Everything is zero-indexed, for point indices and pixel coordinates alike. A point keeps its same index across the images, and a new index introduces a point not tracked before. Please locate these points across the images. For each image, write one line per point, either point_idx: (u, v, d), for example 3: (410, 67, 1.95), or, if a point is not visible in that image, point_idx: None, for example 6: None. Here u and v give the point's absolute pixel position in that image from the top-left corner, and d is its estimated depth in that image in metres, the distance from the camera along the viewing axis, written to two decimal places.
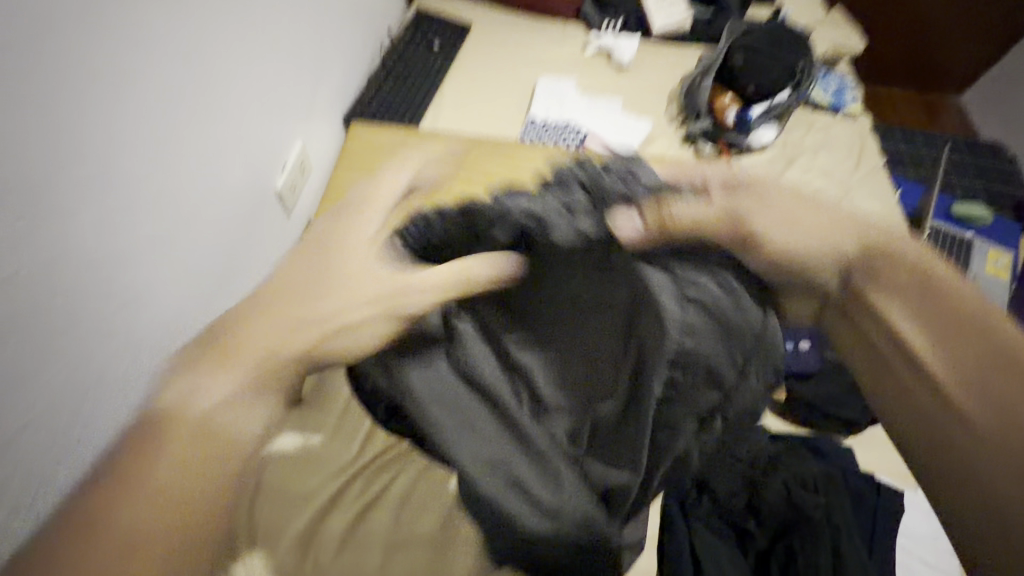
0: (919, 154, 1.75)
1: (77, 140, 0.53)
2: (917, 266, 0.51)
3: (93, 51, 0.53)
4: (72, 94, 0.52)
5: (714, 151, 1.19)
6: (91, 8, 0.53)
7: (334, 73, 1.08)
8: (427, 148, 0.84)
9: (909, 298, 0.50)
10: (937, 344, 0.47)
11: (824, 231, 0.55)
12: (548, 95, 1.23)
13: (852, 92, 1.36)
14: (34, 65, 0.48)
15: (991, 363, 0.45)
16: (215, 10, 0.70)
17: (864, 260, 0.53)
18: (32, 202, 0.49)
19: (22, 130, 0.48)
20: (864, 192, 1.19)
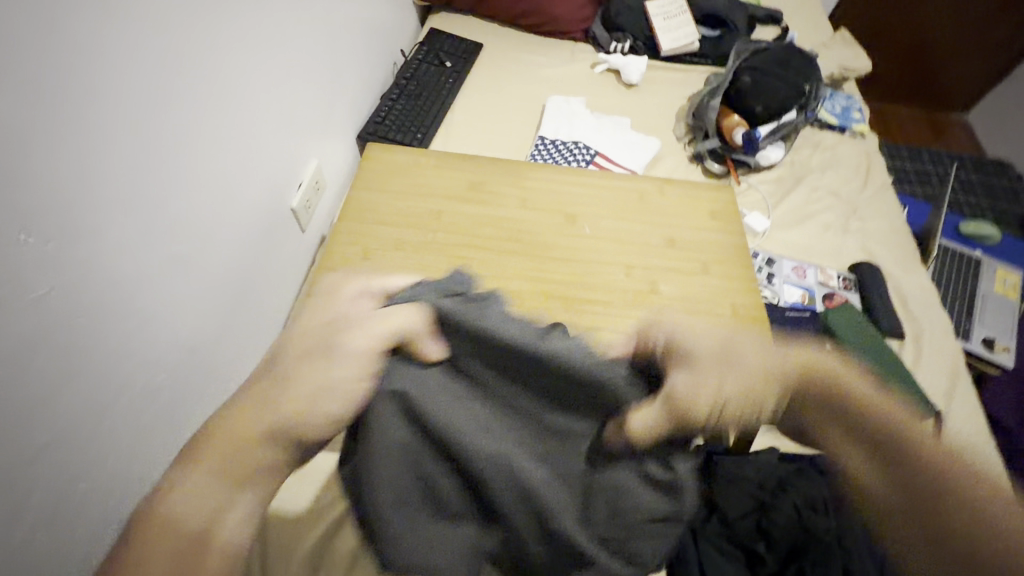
0: (926, 172, 1.76)
1: (101, 161, 0.55)
2: (848, 398, 0.50)
3: (118, 77, 0.55)
4: (98, 117, 0.54)
5: (720, 170, 1.20)
6: (115, 36, 0.54)
7: (349, 92, 1.10)
8: (440, 169, 0.86)
9: (854, 440, 0.48)
10: (870, 462, 0.46)
11: (759, 370, 0.52)
12: (558, 113, 1.24)
13: (858, 112, 1.37)
14: (61, 89, 0.50)
15: (908, 485, 0.43)
16: (233, 35, 0.72)
17: (799, 397, 0.51)
18: (59, 222, 0.50)
19: (50, 152, 0.49)
20: (871, 211, 1.20)
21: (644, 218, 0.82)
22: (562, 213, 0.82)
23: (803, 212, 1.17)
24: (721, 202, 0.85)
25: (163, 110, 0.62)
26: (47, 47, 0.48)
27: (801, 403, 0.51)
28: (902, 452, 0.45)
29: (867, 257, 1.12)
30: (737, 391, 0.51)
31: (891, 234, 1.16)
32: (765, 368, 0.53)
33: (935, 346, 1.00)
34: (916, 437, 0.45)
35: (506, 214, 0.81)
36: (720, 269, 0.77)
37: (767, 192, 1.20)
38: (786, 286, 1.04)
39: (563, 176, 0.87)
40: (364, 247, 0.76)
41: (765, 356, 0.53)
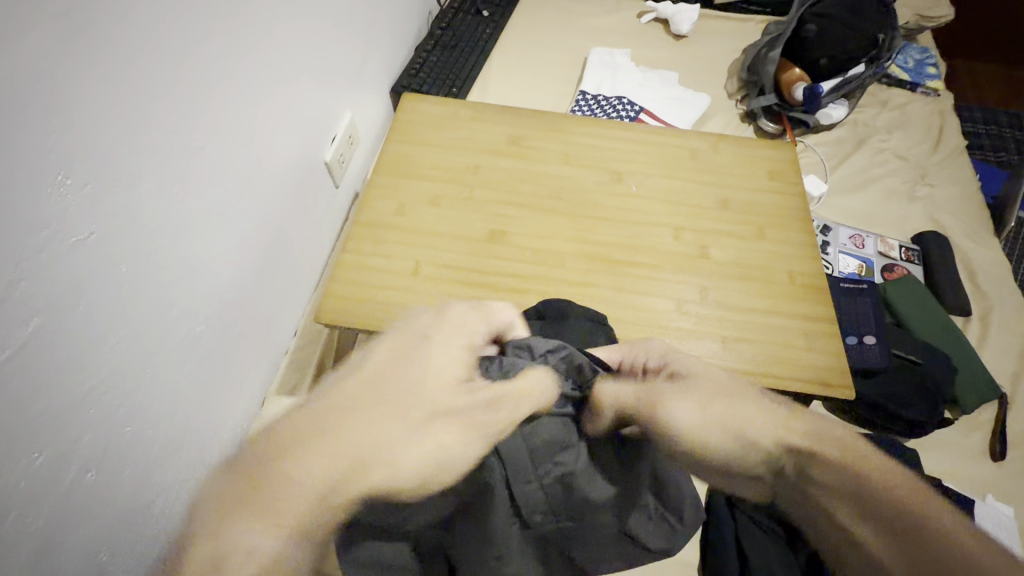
0: (1002, 137, 1.60)
1: (139, 105, 0.53)
2: (837, 443, 0.40)
3: (153, 15, 0.52)
4: (136, 58, 0.51)
5: (775, 130, 1.12)
6: None
7: (383, 43, 1.06)
8: (480, 122, 0.81)
9: (829, 478, 0.37)
10: (862, 517, 0.35)
11: (773, 425, 0.42)
12: (601, 66, 1.17)
13: (934, 66, 1.24)
14: (98, 25, 0.47)
15: (897, 537, 0.33)
16: None
17: (797, 445, 0.40)
18: (99, 169, 0.49)
19: (90, 93, 0.47)
20: (942, 177, 1.10)
21: (696, 177, 0.76)
22: (607, 170, 0.77)
23: (864, 176, 1.08)
24: (780, 162, 0.79)
25: (198, 52, 0.59)
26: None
27: (798, 478, 0.39)
28: (882, 497, 0.35)
29: (934, 226, 1.03)
30: (717, 418, 0.43)
31: (964, 203, 1.07)
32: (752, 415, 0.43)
33: (1005, 325, 0.93)
34: (910, 496, 0.35)
35: (548, 171, 0.77)
36: (776, 234, 0.72)
37: (826, 154, 1.11)
38: (842, 255, 0.97)
39: (609, 131, 0.81)
40: (400, 203, 0.73)
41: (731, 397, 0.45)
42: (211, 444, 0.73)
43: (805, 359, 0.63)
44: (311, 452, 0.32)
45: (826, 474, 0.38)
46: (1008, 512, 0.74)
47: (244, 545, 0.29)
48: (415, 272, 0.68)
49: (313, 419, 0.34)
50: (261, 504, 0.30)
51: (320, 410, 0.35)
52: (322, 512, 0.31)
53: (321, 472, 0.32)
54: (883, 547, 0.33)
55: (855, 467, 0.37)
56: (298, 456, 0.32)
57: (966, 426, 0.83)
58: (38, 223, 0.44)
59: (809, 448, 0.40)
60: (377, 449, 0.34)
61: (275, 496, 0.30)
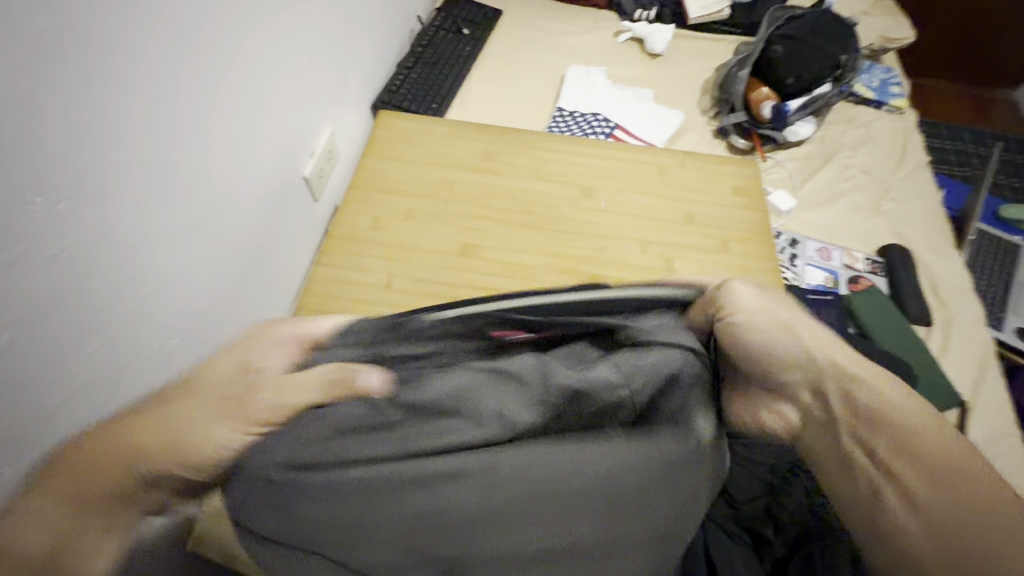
0: (966, 152, 1.67)
1: (116, 122, 0.54)
2: (899, 409, 0.41)
3: (129, 35, 0.54)
4: (113, 76, 0.53)
5: (746, 146, 1.16)
6: None
7: (364, 60, 1.08)
8: (455, 138, 0.84)
9: (882, 428, 0.40)
10: (913, 488, 0.38)
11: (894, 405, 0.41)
12: (578, 83, 1.20)
13: (897, 86, 1.29)
14: (74, 45, 0.48)
15: (946, 489, 0.37)
16: None
17: (861, 401, 0.41)
18: (74, 186, 0.50)
19: (66, 111, 0.49)
20: (905, 191, 1.14)
21: (664, 192, 0.79)
22: (578, 185, 0.79)
23: (830, 191, 1.12)
24: (745, 177, 0.82)
25: (176, 71, 0.60)
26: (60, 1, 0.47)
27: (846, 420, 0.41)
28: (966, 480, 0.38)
29: (897, 239, 1.07)
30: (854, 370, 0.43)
31: (926, 216, 1.11)
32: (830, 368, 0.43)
33: (965, 334, 0.96)
34: (983, 481, 0.38)
35: (521, 186, 0.79)
36: (740, 247, 0.74)
37: (794, 169, 1.15)
38: (809, 267, 1.00)
39: (581, 148, 0.84)
40: (376, 217, 0.75)
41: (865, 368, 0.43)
42: None
43: None
44: (100, 443, 0.35)
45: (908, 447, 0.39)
46: None
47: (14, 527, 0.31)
48: (389, 285, 0.69)
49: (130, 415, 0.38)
50: (57, 483, 0.34)
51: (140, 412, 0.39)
52: (116, 478, 0.34)
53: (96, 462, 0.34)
54: (909, 513, 0.38)
55: (915, 418, 0.40)
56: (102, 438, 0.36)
57: None
58: (13, 237, 0.45)
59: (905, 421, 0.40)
60: (158, 441, 0.35)
61: (78, 465, 0.34)
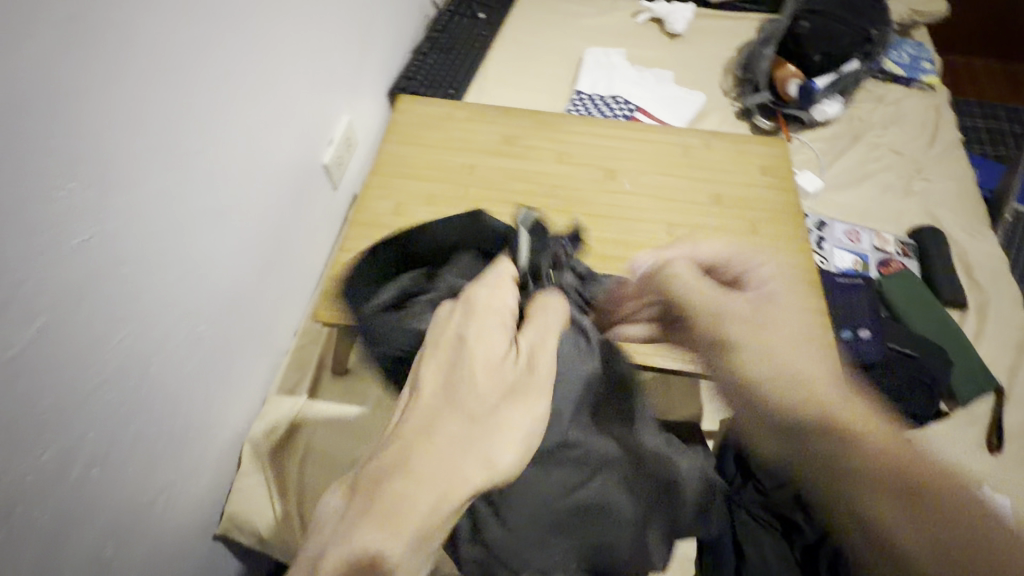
0: (999, 131, 1.61)
1: (140, 109, 0.54)
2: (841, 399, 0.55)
3: (151, 19, 0.53)
4: (136, 62, 0.52)
5: (772, 126, 1.12)
6: None
7: (381, 45, 1.07)
8: (476, 122, 0.83)
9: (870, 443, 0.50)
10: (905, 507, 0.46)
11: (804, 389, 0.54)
12: (596, 65, 1.18)
13: (929, 62, 1.25)
14: (99, 31, 0.48)
15: (935, 528, 0.45)
16: None
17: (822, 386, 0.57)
18: (102, 173, 0.51)
19: (92, 96, 0.49)
20: (937, 171, 1.10)
21: (690, 174, 0.77)
22: (601, 168, 0.78)
23: (859, 172, 1.09)
24: (774, 158, 0.80)
25: (197, 56, 0.60)
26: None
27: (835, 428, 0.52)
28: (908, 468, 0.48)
29: (929, 220, 1.04)
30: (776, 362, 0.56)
31: (960, 196, 1.07)
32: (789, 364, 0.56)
33: (1001, 318, 0.93)
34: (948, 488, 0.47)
35: (543, 169, 0.78)
36: (769, 229, 0.72)
37: (821, 150, 1.11)
38: (837, 250, 0.97)
39: (605, 130, 0.82)
40: (397, 202, 0.74)
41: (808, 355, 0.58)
42: (213, 442, 0.74)
43: None
44: (417, 463, 0.38)
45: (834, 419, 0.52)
46: (1006, 503, 0.74)
47: (370, 545, 0.36)
48: None
49: (384, 459, 0.39)
50: (384, 512, 0.37)
51: (394, 450, 0.40)
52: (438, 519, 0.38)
53: (422, 496, 0.37)
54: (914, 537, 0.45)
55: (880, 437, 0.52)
56: (381, 483, 0.38)
57: (963, 418, 0.83)
58: (43, 223, 0.46)
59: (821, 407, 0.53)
60: (448, 472, 0.38)
61: (393, 503, 0.37)
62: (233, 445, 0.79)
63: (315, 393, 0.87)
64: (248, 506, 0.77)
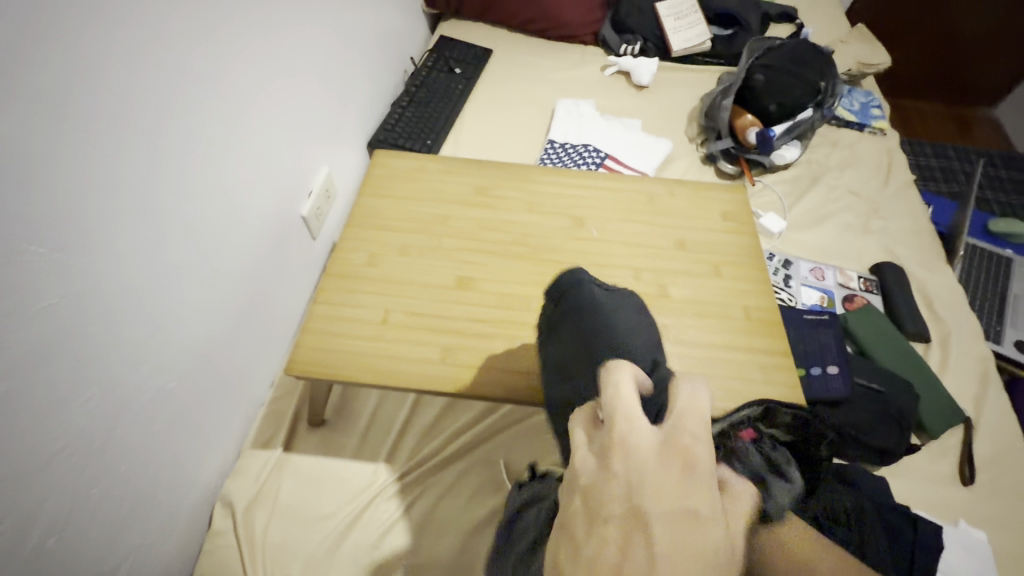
0: (952, 169, 1.70)
1: (116, 172, 0.55)
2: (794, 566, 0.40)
3: (132, 88, 0.56)
4: (113, 126, 0.54)
5: (734, 170, 1.18)
6: (134, 48, 0.56)
7: (359, 100, 1.11)
8: (449, 174, 0.86)
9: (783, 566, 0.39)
10: None
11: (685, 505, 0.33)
12: (567, 116, 1.24)
13: (878, 108, 1.33)
14: (80, 102, 0.51)
15: None
16: (245, 44, 0.73)
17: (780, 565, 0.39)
18: (74, 237, 0.51)
19: (69, 162, 0.50)
20: (893, 210, 1.16)
21: (655, 221, 0.81)
22: (570, 217, 0.81)
23: (819, 212, 1.14)
24: (736, 204, 0.84)
25: (174, 120, 0.62)
26: (67, 63, 0.49)
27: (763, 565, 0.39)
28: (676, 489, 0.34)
29: (888, 257, 1.08)
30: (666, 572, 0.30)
31: (915, 233, 1.12)
32: (726, 550, 0.32)
33: (962, 350, 0.96)
34: None
35: (514, 218, 0.80)
36: (732, 272, 0.75)
37: (783, 193, 1.17)
38: (803, 287, 1.01)
39: (574, 179, 0.86)
40: (372, 254, 0.76)
41: (684, 469, 0.34)
42: (181, 503, 0.72)
43: (762, 392, 0.65)
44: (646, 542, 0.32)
45: (665, 543, 0.31)
46: (981, 537, 0.74)
47: None
48: (386, 321, 0.70)
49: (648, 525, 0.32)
50: None
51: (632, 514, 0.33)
52: None
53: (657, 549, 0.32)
54: None
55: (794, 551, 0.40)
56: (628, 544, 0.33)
57: (934, 451, 0.84)
58: (10, 288, 0.46)
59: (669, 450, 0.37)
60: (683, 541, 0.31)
61: None
62: (202, 505, 0.77)
63: (290, 446, 0.84)
64: (215, 570, 0.73)
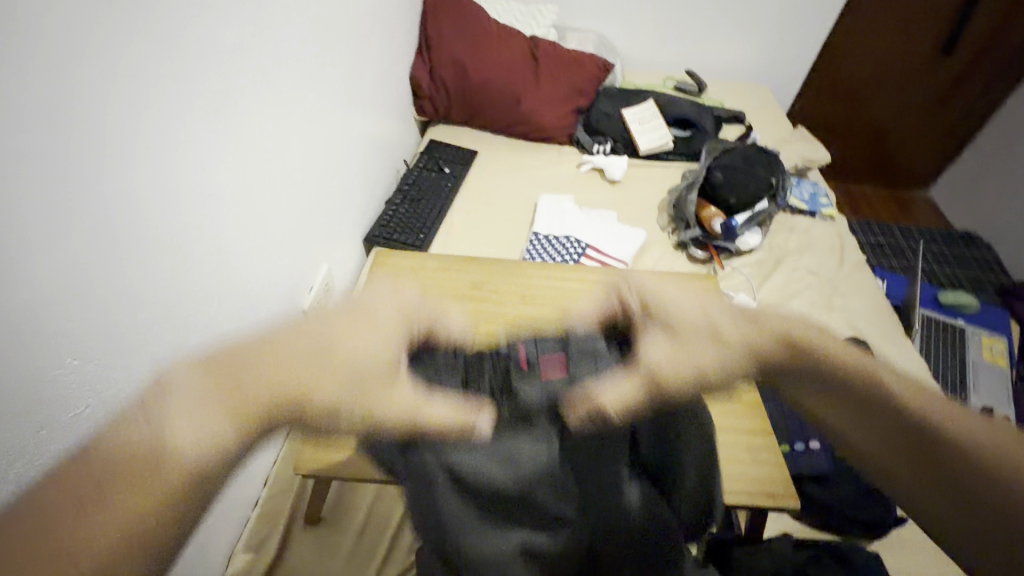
0: (898, 246, 1.86)
1: (118, 169, 0.55)
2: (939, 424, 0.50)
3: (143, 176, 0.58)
4: (118, 116, 0.54)
5: (704, 256, 1.29)
6: (157, 133, 0.60)
7: (356, 200, 1.21)
8: (443, 272, 0.92)
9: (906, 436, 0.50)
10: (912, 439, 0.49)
11: (228, 396, 0.40)
12: (549, 210, 1.35)
13: (825, 196, 1.49)
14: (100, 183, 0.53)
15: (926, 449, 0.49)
16: (261, 150, 0.80)
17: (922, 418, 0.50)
18: (60, 230, 0.49)
19: (78, 134, 0.50)
20: (851, 288, 1.27)
21: None
22: (559, 307, 0.87)
23: (786, 292, 1.23)
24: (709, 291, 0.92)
25: (185, 111, 0.64)
26: (96, 48, 0.51)
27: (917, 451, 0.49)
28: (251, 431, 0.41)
29: (852, 332, 1.17)
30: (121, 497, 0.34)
31: (873, 308, 1.23)
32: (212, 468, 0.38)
33: None
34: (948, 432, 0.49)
35: (507, 311, 0.86)
36: None
37: (750, 274, 1.27)
38: None
39: (559, 272, 0.94)
40: None
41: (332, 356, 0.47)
42: None
43: (751, 471, 0.69)
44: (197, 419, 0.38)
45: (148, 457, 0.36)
46: None
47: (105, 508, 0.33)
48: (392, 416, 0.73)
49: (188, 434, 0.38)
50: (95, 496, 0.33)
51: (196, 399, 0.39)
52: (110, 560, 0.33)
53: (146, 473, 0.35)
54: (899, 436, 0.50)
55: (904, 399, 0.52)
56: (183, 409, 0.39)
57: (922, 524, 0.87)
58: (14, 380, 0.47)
59: (239, 355, 0.43)
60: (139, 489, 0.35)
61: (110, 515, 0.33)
62: None
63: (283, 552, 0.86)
64: None
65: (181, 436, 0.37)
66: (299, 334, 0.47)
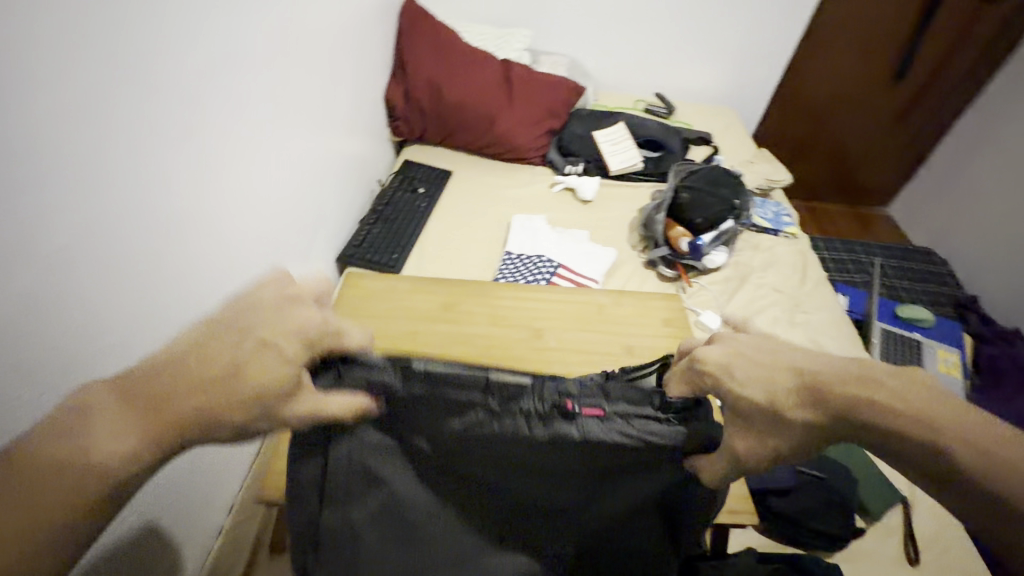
0: (860, 262, 1.94)
1: (80, 179, 0.58)
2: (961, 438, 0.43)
3: (103, 184, 0.62)
4: (65, 119, 0.57)
5: (672, 274, 1.32)
6: (108, 139, 0.62)
7: (330, 220, 1.22)
8: (415, 293, 0.93)
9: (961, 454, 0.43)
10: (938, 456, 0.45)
11: (141, 405, 0.41)
12: (522, 230, 1.37)
13: (788, 215, 1.55)
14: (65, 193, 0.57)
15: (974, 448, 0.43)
16: (230, 162, 0.83)
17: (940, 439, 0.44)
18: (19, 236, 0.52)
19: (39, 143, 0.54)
20: (813, 304, 1.32)
21: (605, 328, 0.90)
22: (529, 328, 0.89)
23: (751, 308, 1.27)
24: (674, 309, 0.94)
25: (143, 122, 0.66)
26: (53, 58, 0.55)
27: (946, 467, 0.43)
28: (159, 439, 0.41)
29: (814, 347, 1.21)
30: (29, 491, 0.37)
31: (833, 323, 1.28)
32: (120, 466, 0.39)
33: None
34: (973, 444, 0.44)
35: (477, 332, 0.87)
36: None
37: (717, 291, 1.31)
38: None
39: (529, 293, 0.96)
40: None
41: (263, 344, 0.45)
42: None
43: None
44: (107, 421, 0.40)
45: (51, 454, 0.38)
46: None
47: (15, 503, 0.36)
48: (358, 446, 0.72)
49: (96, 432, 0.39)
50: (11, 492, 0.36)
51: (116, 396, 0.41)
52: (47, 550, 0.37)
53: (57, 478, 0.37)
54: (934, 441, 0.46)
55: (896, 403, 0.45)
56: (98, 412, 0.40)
57: (880, 534, 0.90)
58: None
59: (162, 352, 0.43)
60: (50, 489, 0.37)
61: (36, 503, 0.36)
62: None
63: None
64: None
65: (97, 449, 0.39)
66: (226, 335, 0.44)
